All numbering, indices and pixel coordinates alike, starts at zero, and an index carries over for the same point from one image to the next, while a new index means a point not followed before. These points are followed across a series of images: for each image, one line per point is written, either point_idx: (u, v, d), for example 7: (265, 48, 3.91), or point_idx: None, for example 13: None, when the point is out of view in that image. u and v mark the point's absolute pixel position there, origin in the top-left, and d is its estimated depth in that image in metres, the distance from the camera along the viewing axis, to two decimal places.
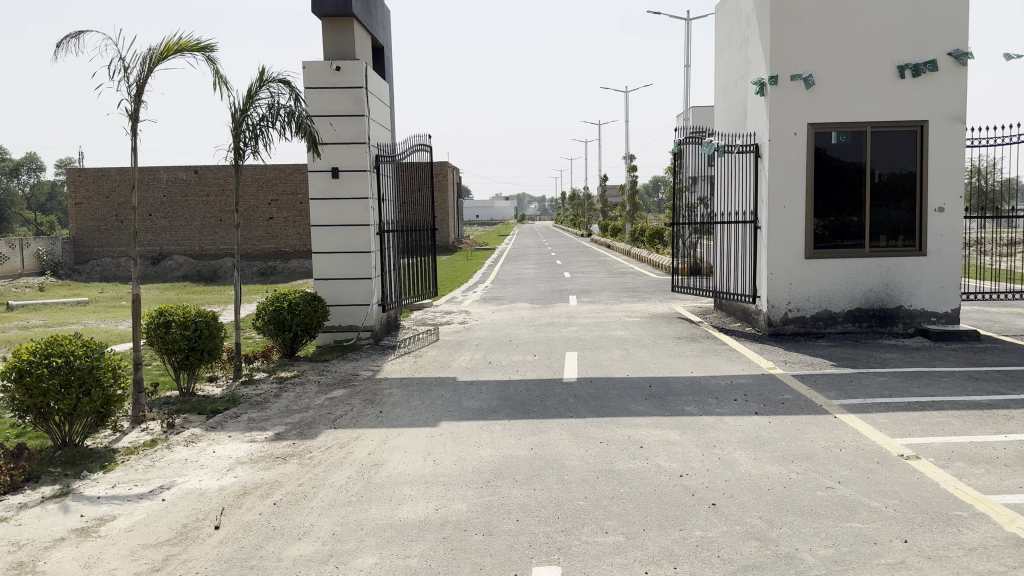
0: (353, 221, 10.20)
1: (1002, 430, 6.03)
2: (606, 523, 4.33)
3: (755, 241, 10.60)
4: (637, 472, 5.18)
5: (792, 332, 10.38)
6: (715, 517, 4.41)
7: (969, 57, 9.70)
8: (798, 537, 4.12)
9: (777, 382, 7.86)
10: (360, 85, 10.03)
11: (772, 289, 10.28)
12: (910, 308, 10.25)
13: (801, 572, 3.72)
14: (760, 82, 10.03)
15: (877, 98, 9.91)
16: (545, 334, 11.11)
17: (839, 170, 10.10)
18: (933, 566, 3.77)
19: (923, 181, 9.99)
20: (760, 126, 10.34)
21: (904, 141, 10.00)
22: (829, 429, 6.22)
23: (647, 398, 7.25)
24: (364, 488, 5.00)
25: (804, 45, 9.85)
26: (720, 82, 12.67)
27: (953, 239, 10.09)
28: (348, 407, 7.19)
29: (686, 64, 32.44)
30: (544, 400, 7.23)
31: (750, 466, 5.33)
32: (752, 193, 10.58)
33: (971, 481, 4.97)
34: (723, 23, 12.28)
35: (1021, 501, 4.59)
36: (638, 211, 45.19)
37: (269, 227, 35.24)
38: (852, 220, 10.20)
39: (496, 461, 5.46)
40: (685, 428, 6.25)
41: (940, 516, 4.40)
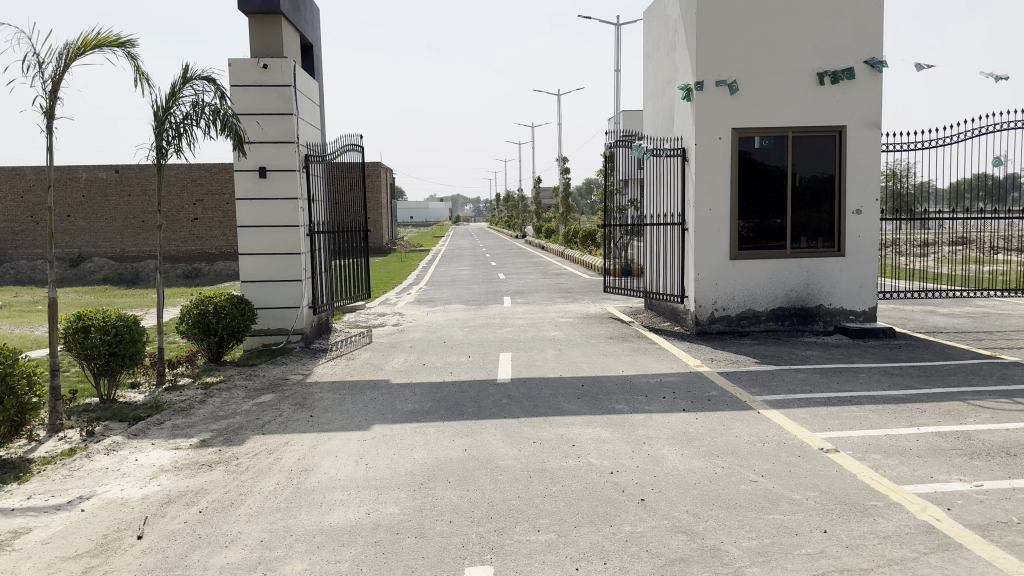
0: (281, 222, 10.02)
1: (915, 423, 6.32)
2: (539, 522, 4.38)
3: (683, 242, 10.85)
4: (569, 470, 5.25)
5: (718, 331, 10.66)
6: (645, 513, 4.51)
7: (884, 66, 10.12)
8: (723, 530, 4.25)
9: (705, 380, 8.06)
10: (288, 83, 9.87)
11: (699, 290, 10.53)
12: (829, 307, 10.65)
13: (726, 564, 3.84)
14: (686, 87, 10.29)
15: (798, 104, 10.26)
16: (479, 335, 11.13)
17: (762, 174, 10.43)
18: (850, 555, 3.93)
19: (841, 184, 10.38)
20: (687, 130, 10.60)
21: (823, 145, 10.37)
22: (753, 424, 6.42)
23: (579, 398, 7.34)
24: (294, 494, 4.93)
25: (728, 52, 10.13)
26: (649, 87, 12.94)
27: (869, 240, 10.51)
28: (277, 412, 7.07)
29: (616, 69, 33.03)
30: (477, 401, 7.25)
31: (678, 461, 5.46)
32: (680, 195, 10.84)
33: (886, 472, 5.20)
34: (651, 29, 12.55)
35: (932, 490, 4.83)
36: (572, 213, 45.67)
37: (195, 228, 34.33)
38: (775, 222, 10.53)
39: (429, 463, 5.46)
40: (616, 426, 6.35)
41: (856, 507, 4.59)
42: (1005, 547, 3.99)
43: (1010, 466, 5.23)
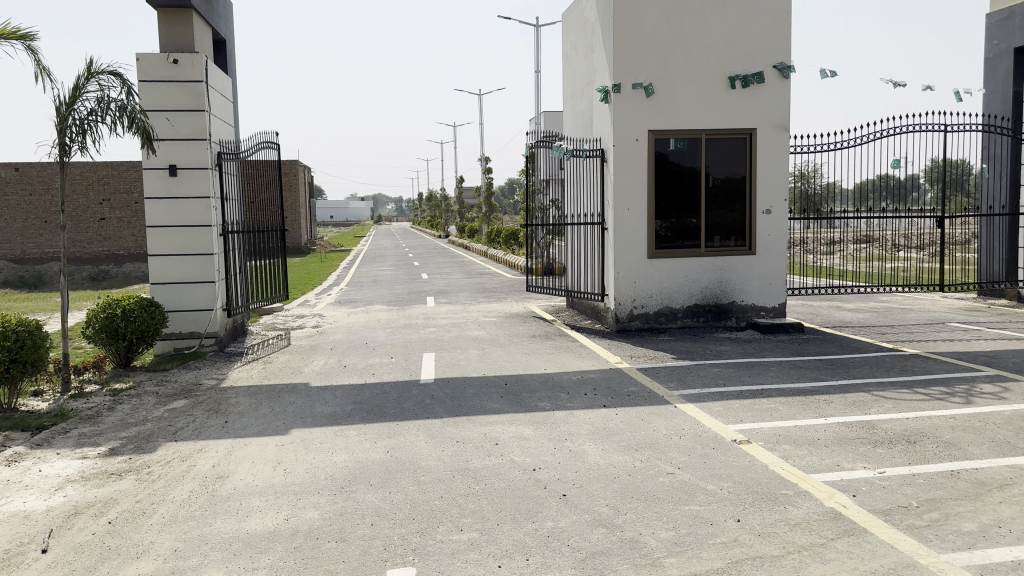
0: (193, 221, 9.73)
1: (822, 414, 6.61)
2: (461, 521, 4.39)
3: (603, 242, 11.03)
4: (491, 469, 5.28)
5: (637, 328, 10.89)
6: (565, 508, 4.57)
7: (791, 71, 10.54)
8: (641, 523, 4.35)
9: (625, 376, 8.23)
10: (199, 78, 9.58)
11: (618, 288, 10.73)
12: (742, 303, 11.01)
13: (645, 555, 3.93)
14: (604, 90, 10.46)
15: (711, 107, 10.58)
16: (402, 335, 11.05)
17: (678, 175, 10.68)
18: (762, 543, 4.08)
19: (752, 185, 10.75)
20: (606, 131, 10.77)
21: (735, 147, 10.71)
22: (670, 418, 6.60)
23: (502, 396, 7.38)
24: (209, 502, 4.80)
25: (644, 55, 10.35)
26: (567, 89, 13.10)
27: (778, 238, 10.93)
28: (191, 418, 6.86)
29: (537, 70, 33.40)
30: (399, 403, 7.20)
31: (598, 456, 5.56)
32: (599, 195, 11.01)
33: (795, 461, 5.42)
34: (569, 31, 12.72)
35: (838, 478, 5.07)
36: (494, 212, 45.81)
37: (101, 228, 32.94)
38: (691, 222, 10.81)
39: (350, 467, 5.40)
40: (538, 424, 6.42)
41: (769, 495, 4.77)
42: (906, 530, 4.22)
43: (909, 453, 5.53)
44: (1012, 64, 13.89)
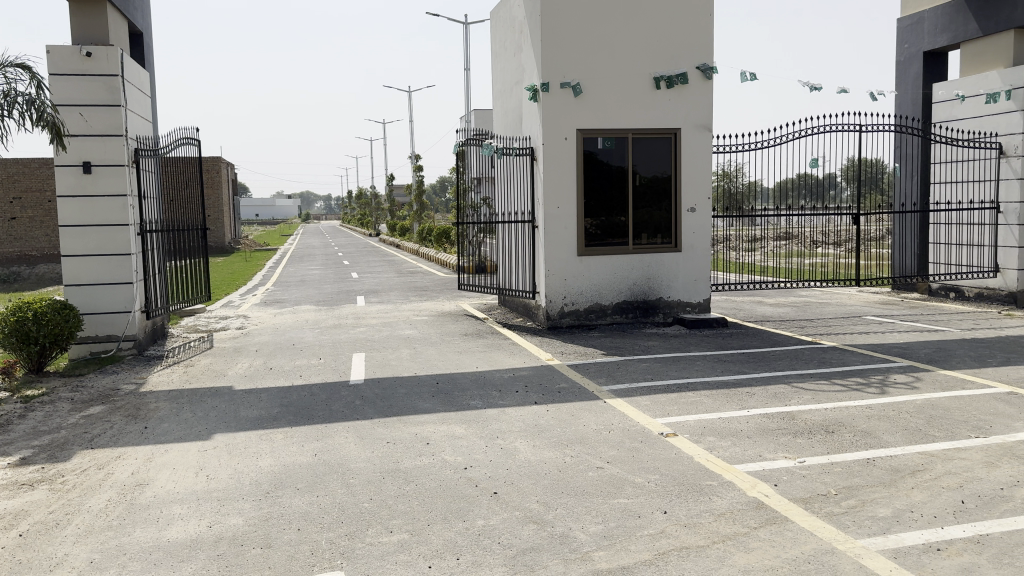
0: (110, 220, 9.38)
1: (745, 406, 6.81)
2: (391, 523, 4.35)
3: (533, 240, 11.10)
4: (422, 469, 5.25)
5: (568, 325, 10.98)
6: (497, 506, 4.58)
7: (713, 72, 10.81)
8: (571, 517, 4.40)
9: (556, 373, 8.29)
10: (115, 72, 9.24)
11: (549, 285, 10.80)
12: (669, 299, 11.24)
13: (574, 550, 3.98)
14: (533, 89, 10.52)
15: (637, 106, 10.76)
16: (331, 336, 10.88)
17: (606, 173, 10.82)
18: (688, 533, 4.18)
19: (677, 183, 10.98)
20: (535, 130, 10.84)
21: (661, 146, 10.92)
22: (599, 413, 6.68)
23: (434, 395, 7.34)
24: (127, 511, 4.64)
25: (572, 55, 10.45)
26: (497, 87, 13.14)
27: (703, 235, 11.20)
28: (108, 425, 6.61)
29: (466, 68, 33.46)
30: (327, 405, 7.09)
31: (529, 453, 5.59)
32: (529, 193, 11.07)
33: (720, 453, 5.56)
34: (497, 29, 12.76)
35: (760, 467, 5.22)
36: (425, 211, 45.52)
37: (11, 228, 31.44)
38: (619, 220, 10.98)
39: (276, 471, 5.29)
40: (469, 422, 6.42)
41: (694, 487, 4.88)
42: (824, 517, 4.38)
43: (827, 442, 5.74)
44: (921, 67, 14.54)
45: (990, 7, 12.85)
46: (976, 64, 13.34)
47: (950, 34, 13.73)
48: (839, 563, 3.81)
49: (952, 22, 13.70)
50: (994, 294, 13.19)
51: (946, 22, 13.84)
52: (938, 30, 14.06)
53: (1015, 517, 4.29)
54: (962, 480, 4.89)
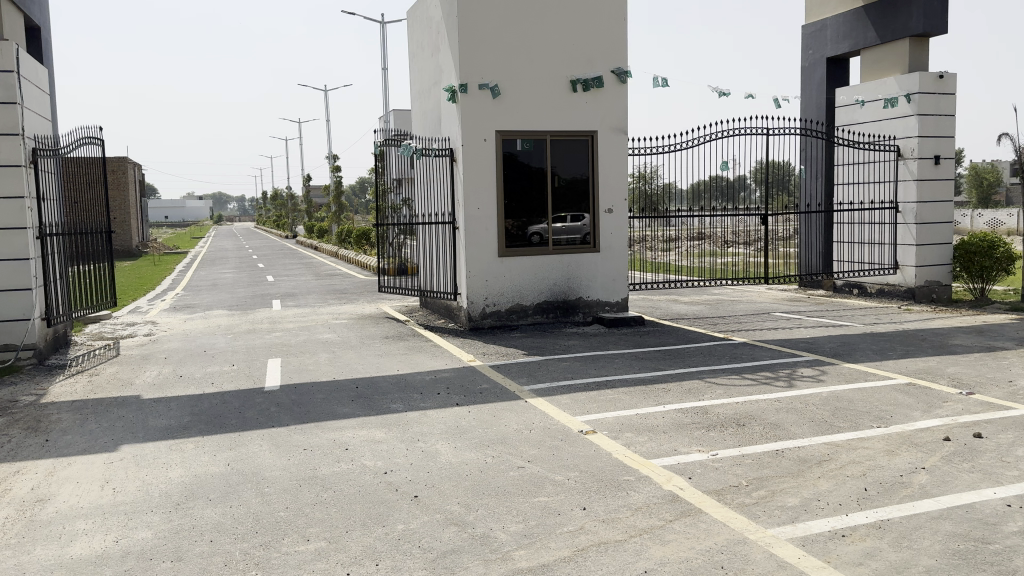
0: (5, 223, 8.89)
1: (661, 402, 6.97)
2: (308, 531, 4.27)
3: (454, 241, 11.08)
4: (340, 475, 5.18)
5: (489, 326, 11.00)
6: (417, 509, 4.56)
7: (627, 76, 11.02)
8: (491, 518, 4.41)
9: (477, 374, 8.30)
10: (10, 68, 8.77)
11: (470, 286, 10.79)
12: (588, 299, 11.40)
13: (495, 550, 3.99)
14: (451, 90, 10.50)
15: (554, 108, 10.86)
16: (245, 341, 10.60)
17: (525, 175, 10.89)
18: (607, 529, 4.25)
19: (595, 185, 11.14)
20: (454, 131, 10.82)
21: (579, 148, 11.06)
22: (520, 413, 6.72)
23: (353, 400, 7.24)
24: (25, 528, 4.41)
25: (490, 56, 10.47)
26: (414, 87, 13.08)
27: (620, 236, 11.40)
28: (4, 439, 6.26)
29: (383, 68, 33.33)
30: (241, 412, 6.90)
31: (450, 455, 5.58)
32: (449, 194, 11.04)
33: (637, 448, 5.67)
34: (414, 29, 12.69)
35: (675, 461, 5.36)
36: (344, 212, 44.94)
37: None
38: (539, 221, 11.06)
39: (188, 482, 5.11)
40: (389, 426, 6.35)
41: (612, 482, 4.97)
42: (736, 508, 4.52)
43: (739, 435, 5.93)
44: (824, 72, 15.18)
45: (887, 17, 13.52)
46: (875, 70, 14.01)
47: (851, 41, 14.38)
48: (750, 552, 3.94)
49: (853, 30, 14.35)
50: (894, 289, 13.88)
51: (847, 30, 14.49)
52: (840, 37, 14.70)
53: (913, 502, 4.53)
54: (864, 468, 5.13)
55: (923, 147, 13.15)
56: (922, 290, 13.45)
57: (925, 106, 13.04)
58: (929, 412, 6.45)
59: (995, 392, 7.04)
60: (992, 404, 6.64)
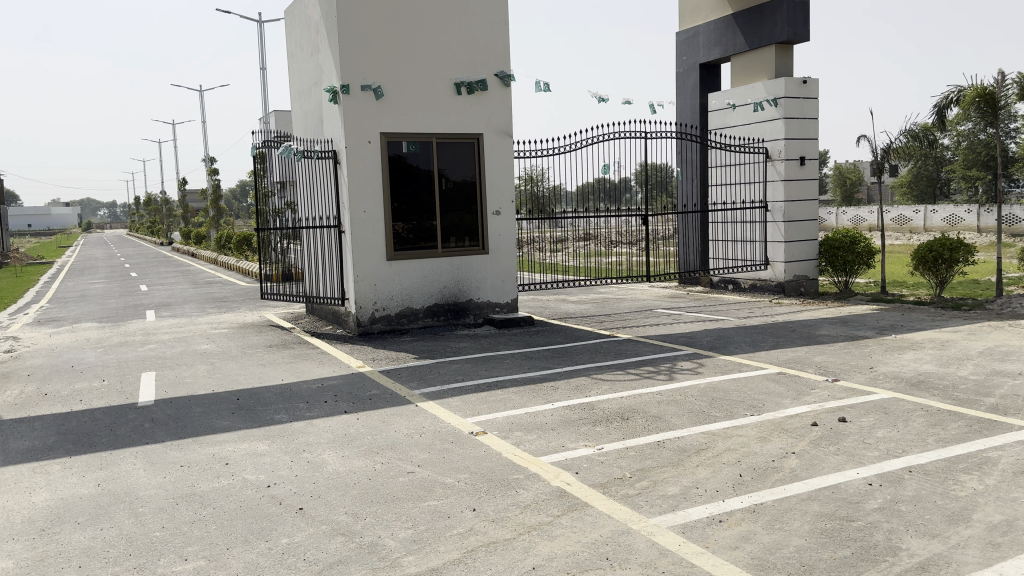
0: None
1: (550, 400, 7.07)
2: (186, 550, 4.09)
3: (340, 245, 10.85)
4: (221, 491, 4.98)
5: (379, 331, 10.85)
6: (302, 521, 4.45)
7: (511, 80, 11.15)
8: (380, 525, 4.35)
9: (365, 380, 8.17)
10: None
11: (358, 291, 10.59)
12: (478, 301, 11.46)
13: (382, 558, 3.93)
14: (332, 90, 10.28)
15: (439, 110, 10.84)
16: (116, 355, 10.03)
17: (412, 177, 10.80)
18: (496, 529, 4.27)
19: (483, 187, 11.21)
20: (336, 133, 10.59)
21: (465, 151, 11.09)
22: (410, 417, 6.67)
23: (234, 413, 6.98)
24: None
25: (372, 57, 10.34)
26: (294, 88, 12.75)
27: (508, 237, 11.53)
28: None
29: (262, 67, 32.52)
30: (112, 430, 6.53)
31: (337, 464, 5.47)
32: (333, 197, 10.81)
33: (526, 447, 5.73)
34: (292, 28, 12.40)
35: (563, 457, 5.45)
36: (223, 218, 43.38)
37: None
38: (426, 224, 11.00)
39: (53, 506, 4.79)
40: (273, 437, 6.17)
41: (502, 482, 5.01)
42: (621, 499, 4.64)
43: (623, 429, 6.09)
44: (698, 78, 15.83)
45: (754, 24, 14.24)
46: (744, 76, 14.73)
47: (722, 48, 15.07)
48: (634, 542, 4.06)
49: (723, 37, 15.04)
50: (765, 284, 14.60)
51: (718, 37, 15.17)
52: (711, 44, 15.38)
53: (784, 485, 4.78)
54: (740, 455, 5.37)
55: (790, 149, 13.91)
56: (791, 284, 14.21)
57: (791, 110, 13.80)
58: (798, 399, 6.83)
59: (857, 378, 7.53)
60: (855, 389, 7.11)
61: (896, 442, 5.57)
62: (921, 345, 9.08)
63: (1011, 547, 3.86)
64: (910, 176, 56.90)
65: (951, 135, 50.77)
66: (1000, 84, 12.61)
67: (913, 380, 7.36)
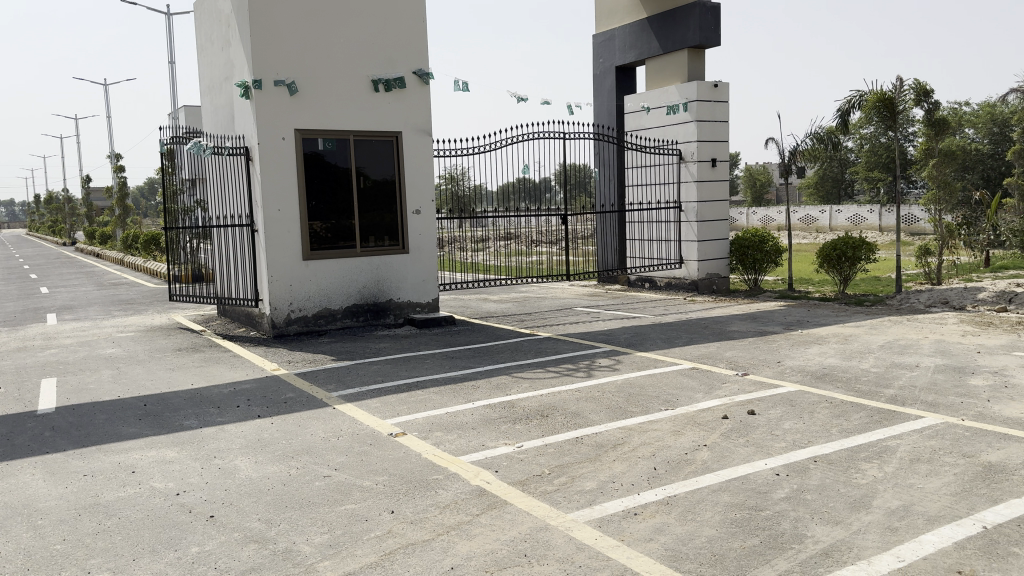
0: None
1: (470, 399, 7.08)
2: (89, 563, 3.92)
3: (253, 244, 10.58)
4: (127, 500, 4.80)
5: (295, 333, 10.63)
6: (213, 529, 4.32)
7: (429, 78, 11.10)
8: (295, 531, 4.27)
9: (280, 383, 7.99)
10: None
11: (273, 292, 10.36)
12: (398, 300, 11.37)
13: (297, 564, 3.86)
14: (244, 85, 10.02)
15: (356, 107, 10.71)
16: (13, 361, 9.52)
17: (328, 175, 10.63)
18: (414, 530, 4.24)
19: (402, 186, 11.12)
20: (248, 129, 10.33)
21: (383, 149, 10.98)
22: (327, 420, 6.56)
23: (140, 419, 6.72)
24: None
25: (286, 52, 10.12)
26: (204, 82, 12.37)
27: (428, 236, 11.47)
28: None
29: (171, 60, 31.43)
30: (8, 440, 6.20)
31: (250, 470, 5.33)
32: (246, 195, 10.53)
33: (445, 447, 5.72)
34: (202, 21, 12.04)
35: (483, 456, 5.46)
36: (130, 217, 41.67)
37: None
38: (344, 223, 10.85)
39: None
40: (183, 444, 5.98)
41: (421, 482, 4.99)
42: (540, 496, 4.69)
43: (542, 426, 6.15)
44: (614, 80, 16.10)
45: (668, 29, 14.58)
46: (659, 79, 15.07)
47: (637, 51, 15.37)
48: (552, 538, 4.10)
49: (638, 40, 15.35)
50: (680, 283, 14.97)
51: (633, 40, 15.47)
52: (626, 47, 15.67)
53: (696, 477, 4.92)
54: (654, 449, 5.50)
55: (703, 151, 14.31)
56: (704, 282, 14.61)
57: (702, 112, 14.18)
58: (710, 393, 7.04)
59: (765, 372, 7.81)
60: (763, 383, 7.37)
61: (802, 433, 5.80)
62: (825, 339, 9.48)
63: (907, 531, 4.07)
64: (817, 177, 59.21)
65: (855, 138, 53.01)
66: (898, 89, 13.27)
67: (818, 374, 7.68)
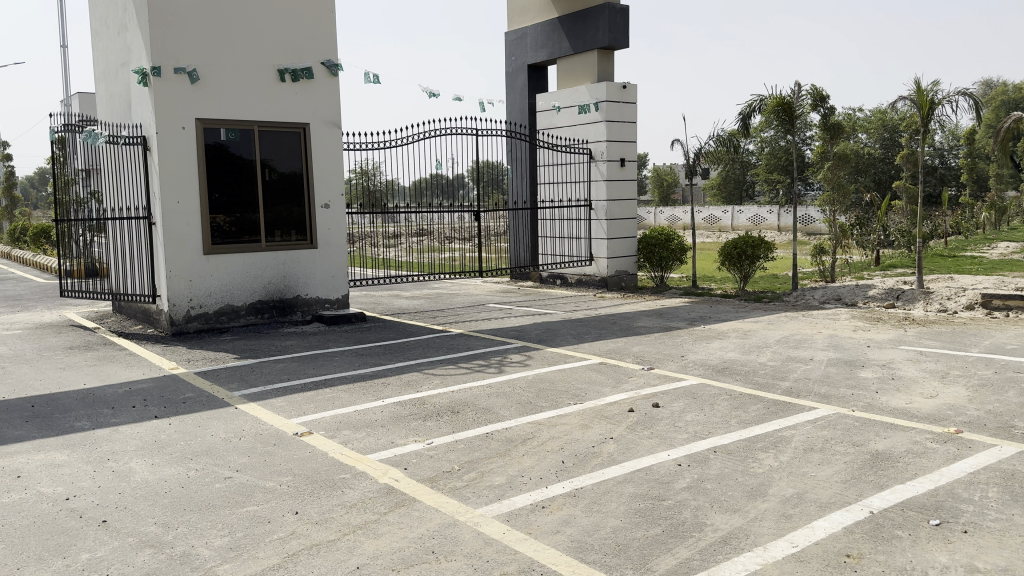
0: None
1: (379, 396, 7.01)
2: None
3: (150, 237, 10.15)
4: (10, 507, 4.54)
5: (196, 330, 10.28)
6: (105, 535, 4.15)
7: (338, 69, 10.93)
8: (193, 534, 4.14)
9: (181, 382, 7.72)
10: None
11: (172, 287, 9.98)
12: (306, 297, 11.16)
13: (196, 568, 3.75)
14: (141, 72, 9.60)
15: (262, 97, 10.43)
16: None
17: (232, 167, 10.32)
18: (319, 530, 4.18)
19: (309, 178, 10.90)
20: (145, 117, 9.91)
21: (290, 141, 10.74)
22: (230, 420, 6.39)
23: (27, 421, 6.37)
24: None
25: (186, 38, 9.76)
26: (99, 68, 11.82)
27: (337, 231, 11.29)
28: None
29: (63, 44, 29.87)
30: None
31: (147, 473, 5.14)
32: (142, 186, 10.10)
33: (353, 445, 5.66)
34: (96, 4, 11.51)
35: (391, 454, 5.43)
36: (16, 209, 39.31)
37: None
38: (249, 217, 10.56)
39: None
40: (73, 447, 5.69)
41: (327, 482, 4.91)
42: (448, 492, 4.70)
43: (452, 422, 6.15)
44: (526, 78, 16.23)
45: (578, 28, 14.78)
46: (570, 78, 15.28)
47: (548, 50, 15.52)
48: (460, 533, 4.11)
49: (549, 39, 15.50)
50: (590, 279, 15.24)
51: (544, 39, 15.62)
52: (538, 45, 15.80)
53: (602, 470, 5.02)
54: (563, 442, 5.58)
55: (612, 150, 14.59)
56: (613, 279, 14.91)
57: (612, 113, 14.44)
58: (617, 388, 7.19)
59: (670, 366, 8.03)
60: (668, 377, 7.58)
61: (703, 425, 6.00)
62: (726, 334, 9.84)
63: (800, 517, 4.28)
64: (722, 178, 61.13)
65: (756, 142, 55.02)
66: (796, 95, 13.87)
67: (719, 367, 7.97)
